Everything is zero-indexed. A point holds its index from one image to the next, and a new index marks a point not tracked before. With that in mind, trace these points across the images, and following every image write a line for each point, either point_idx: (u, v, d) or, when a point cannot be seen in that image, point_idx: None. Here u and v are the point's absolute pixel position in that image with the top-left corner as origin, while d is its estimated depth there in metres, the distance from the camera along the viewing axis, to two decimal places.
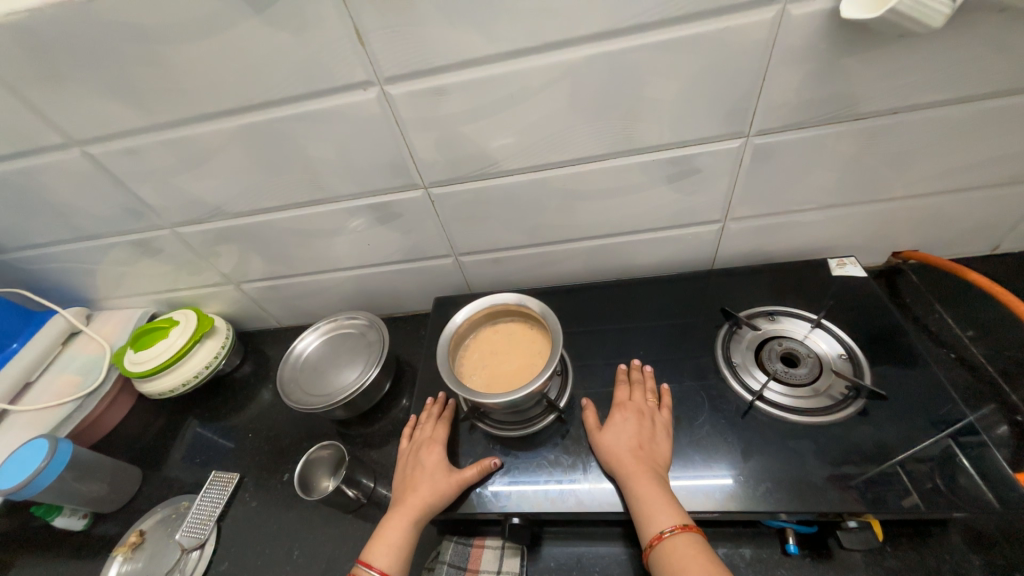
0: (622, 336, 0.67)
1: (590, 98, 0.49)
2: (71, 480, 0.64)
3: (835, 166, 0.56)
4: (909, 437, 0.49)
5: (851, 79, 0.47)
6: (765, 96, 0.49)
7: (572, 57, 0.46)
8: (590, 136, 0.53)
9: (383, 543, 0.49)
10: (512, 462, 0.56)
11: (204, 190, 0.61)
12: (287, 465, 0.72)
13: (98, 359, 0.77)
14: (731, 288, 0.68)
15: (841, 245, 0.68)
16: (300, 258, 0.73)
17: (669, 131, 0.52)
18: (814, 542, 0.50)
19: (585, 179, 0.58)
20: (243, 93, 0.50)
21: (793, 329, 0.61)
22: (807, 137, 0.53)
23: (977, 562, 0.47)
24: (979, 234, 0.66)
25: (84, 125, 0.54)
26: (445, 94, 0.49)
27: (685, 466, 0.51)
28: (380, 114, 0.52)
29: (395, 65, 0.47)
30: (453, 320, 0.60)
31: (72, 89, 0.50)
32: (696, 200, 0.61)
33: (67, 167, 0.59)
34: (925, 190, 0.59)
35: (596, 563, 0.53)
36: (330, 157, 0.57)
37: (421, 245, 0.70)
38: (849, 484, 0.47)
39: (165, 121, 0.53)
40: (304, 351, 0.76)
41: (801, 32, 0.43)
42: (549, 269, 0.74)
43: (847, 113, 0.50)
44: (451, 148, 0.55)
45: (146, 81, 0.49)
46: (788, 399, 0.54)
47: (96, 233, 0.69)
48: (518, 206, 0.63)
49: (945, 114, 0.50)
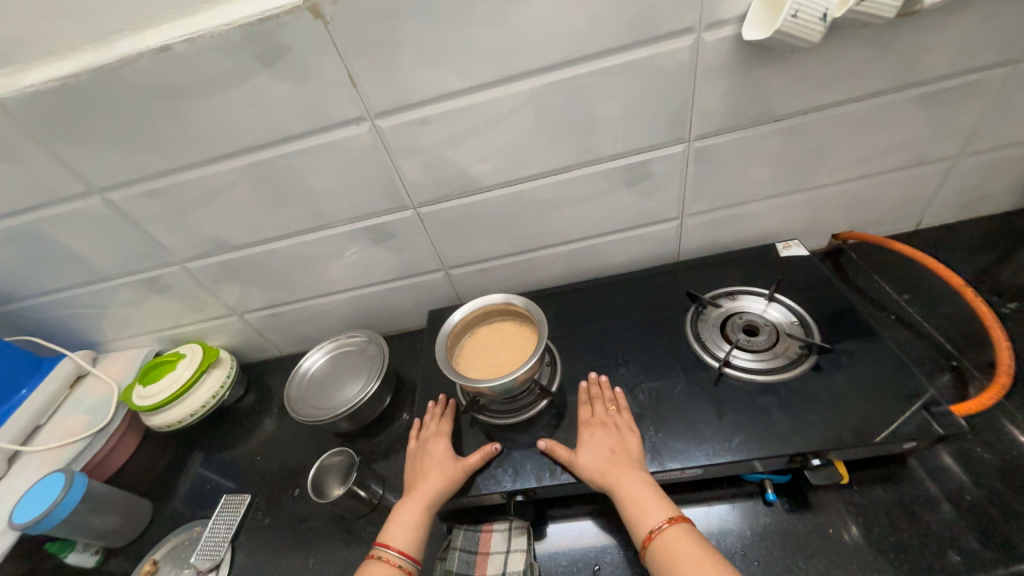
0: (603, 328, 0.73)
1: (552, 119, 0.58)
2: (86, 513, 0.66)
3: (766, 161, 0.66)
4: (857, 385, 0.55)
5: (764, 88, 0.57)
6: (696, 106, 0.58)
7: (533, 86, 0.55)
8: (555, 151, 0.62)
9: (398, 525, 0.53)
10: (512, 447, 0.60)
11: (213, 225, 0.68)
12: (297, 482, 0.74)
13: (106, 397, 0.80)
14: (696, 277, 0.76)
15: (787, 231, 0.76)
16: (300, 283, 0.78)
17: (622, 141, 0.61)
18: (791, 490, 0.56)
19: (555, 189, 0.67)
20: (251, 135, 0.57)
21: (752, 304, 0.68)
22: (738, 139, 0.62)
23: (932, 491, 0.52)
24: (902, 212, 0.76)
25: (106, 174, 0.60)
26: (428, 124, 0.58)
27: (668, 431, 0.57)
28: (372, 145, 0.59)
29: (384, 102, 0.55)
30: (449, 320, 0.66)
31: (98, 142, 0.57)
32: (654, 200, 0.69)
33: (87, 214, 0.65)
34: (846, 176, 0.69)
35: (597, 535, 0.56)
36: (329, 186, 0.64)
37: (413, 262, 0.76)
38: (810, 429, 0.53)
39: (180, 164, 0.60)
40: (307, 370, 0.80)
41: (716, 52, 0.53)
42: (532, 276, 0.81)
43: (767, 116, 0.60)
44: (436, 171, 0.63)
45: (165, 131, 0.56)
46: (751, 362, 0.61)
47: (107, 275, 0.74)
48: (499, 218, 0.70)
49: (846, 111, 0.60)
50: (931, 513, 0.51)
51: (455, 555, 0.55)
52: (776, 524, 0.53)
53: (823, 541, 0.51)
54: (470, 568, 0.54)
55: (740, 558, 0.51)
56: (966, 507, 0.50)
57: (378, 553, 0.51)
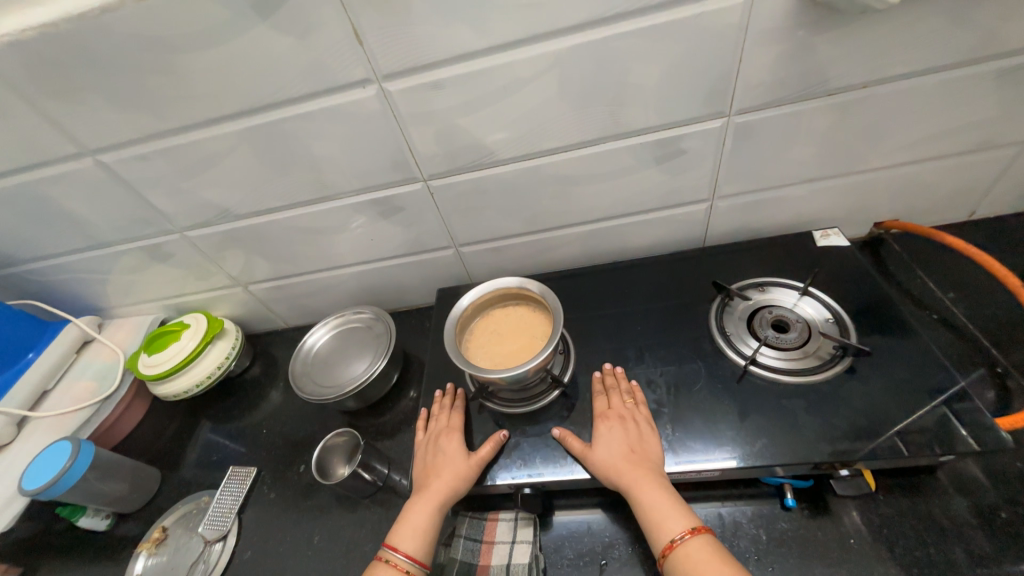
0: (620, 315, 0.70)
1: (578, 86, 0.52)
2: (94, 480, 0.67)
3: (813, 140, 0.59)
4: (893, 391, 0.52)
5: (821, 57, 0.50)
6: (742, 75, 0.52)
7: (559, 48, 0.49)
8: (579, 122, 0.56)
9: (408, 528, 0.51)
10: (521, 437, 0.58)
11: (213, 193, 0.64)
12: (303, 457, 0.74)
13: (112, 364, 0.80)
14: (722, 265, 0.71)
15: (825, 217, 0.71)
16: (305, 256, 0.75)
17: (655, 114, 0.55)
18: (811, 496, 0.53)
19: (577, 165, 0.61)
20: (248, 97, 0.52)
21: (782, 298, 0.64)
22: (785, 114, 0.56)
23: (963, 506, 0.50)
24: (955, 201, 0.69)
25: (97, 135, 0.56)
26: (441, 88, 0.52)
27: (685, 429, 0.54)
28: (380, 111, 0.54)
29: (393, 62, 0.50)
30: (459, 304, 0.63)
31: (86, 100, 0.52)
32: (684, 180, 0.64)
33: (80, 177, 0.61)
34: (900, 160, 0.62)
35: (606, 530, 0.55)
36: (334, 155, 0.59)
37: (423, 238, 0.73)
38: (839, 437, 0.49)
39: (174, 127, 0.55)
40: (313, 346, 0.78)
41: (772, 13, 0.46)
42: (547, 256, 0.77)
43: (820, 89, 0.53)
44: (448, 141, 0.58)
45: (156, 88, 0.52)
46: (779, 361, 0.57)
47: (107, 241, 0.71)
48: (515, 195, 0.66)
49: (912, 86, 0.54)
50: (961, 529, 0.48)
51: (460, 543, 0.55)
52: (794, 530, 0.51)
53: (842, 551, 0.49)
54: (473, 556, 0.54)
55: (754, 563, 0.50)
56: (1000, 524, 0.48)
57: (387, 556, 0.49)
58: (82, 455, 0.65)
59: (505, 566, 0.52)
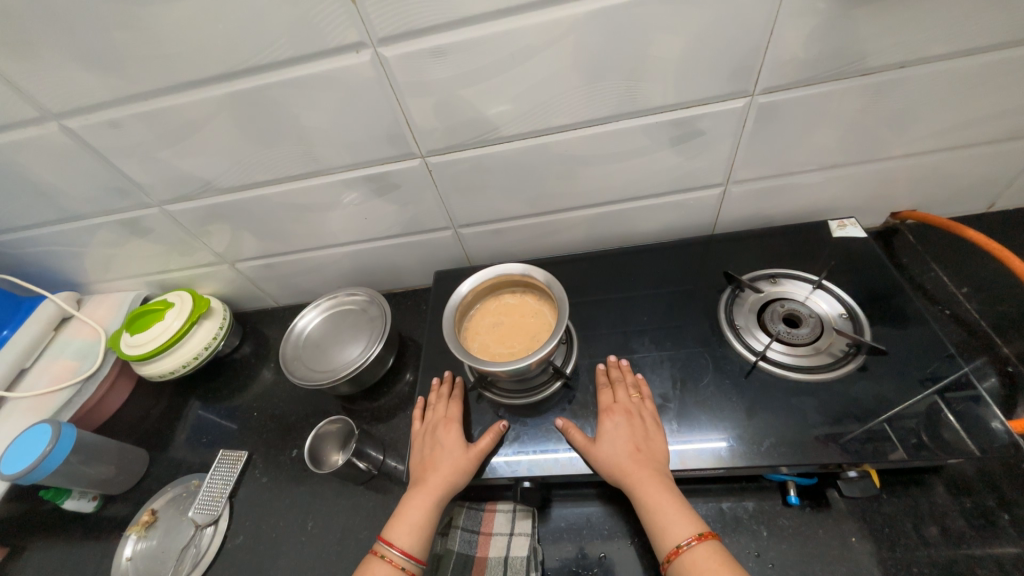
0: (625, 304, 0.67)
1: (592, 57, 0.48)
2: (77, 463, 0.65)
3: (840, 123, 0.55)
4: (904, 390, 0.50)
5: (859, 34, 0.46)
6: (771, 52, 0.47)
7: (574, 12, 0.44)
8: (591, 97, 0.52)
9: (404, 523, 0.50)
10: (521, 429, 0.57)
11: (192, 164, 0.59)
12: (295, 441, 0.72)
13: (94, 342, 0.77)
14: (731, 253, 0.69)
15: (842, 206, 0.68)
16: (295, 234, 0.71)
17: (672, 91, 0.51)
18: (814, 492, 0.53)
19: (587, 143, 0.57)
20: (227, 60, 0.47)
21: (794, 291, 0.62)
22: (813, 96, 0.52)
23: (964, 506, 0.49)
24: (978, 192, 0.67)
25: (60, 97, 0.51)
26: (443, 55, 0.47)
27: (691, 425, 0.53)
28: (374, 78, 0.49)
29: (388, 24, 0.44)
30: (459, 291, 0.61)
31: (45, 56, 0.47)
32: (699, 163, 0.60)
33: (44, 143, 0.56)
34: (926, 148, 0.59)
35: (605, 523, 0.54)
36: (324, 127, 0.54)
37: (419, 217, 0.69)
38: (845, 438, 0.48)
39: (144, 91, 0.50)
40: (306, 328, 0.76)
41: None
42: (550, 239, 0.74)
43: (854, 68, 0.49)
44: (449, 113, 0.53)
45: (123, 46, 0.46)
46: (790, 358, 0.55)
47: (80, 214, 0.67)
48: (519, 174, 0.62)
49: (952, 67, 0.49)
50: (959, 529, 0.48)
51: (458, 534, 0.55)
52: (794, 527, 0.51)
53: (842, 549, 0.49)
54: (471, 548, 0.54)
55: (754, 560, 0.49)
56: (1001, 526, 0.47)
57: (382, 552, 0.49)
58: (40, 470, 0.60)
59: (503, 557, 0.52)
